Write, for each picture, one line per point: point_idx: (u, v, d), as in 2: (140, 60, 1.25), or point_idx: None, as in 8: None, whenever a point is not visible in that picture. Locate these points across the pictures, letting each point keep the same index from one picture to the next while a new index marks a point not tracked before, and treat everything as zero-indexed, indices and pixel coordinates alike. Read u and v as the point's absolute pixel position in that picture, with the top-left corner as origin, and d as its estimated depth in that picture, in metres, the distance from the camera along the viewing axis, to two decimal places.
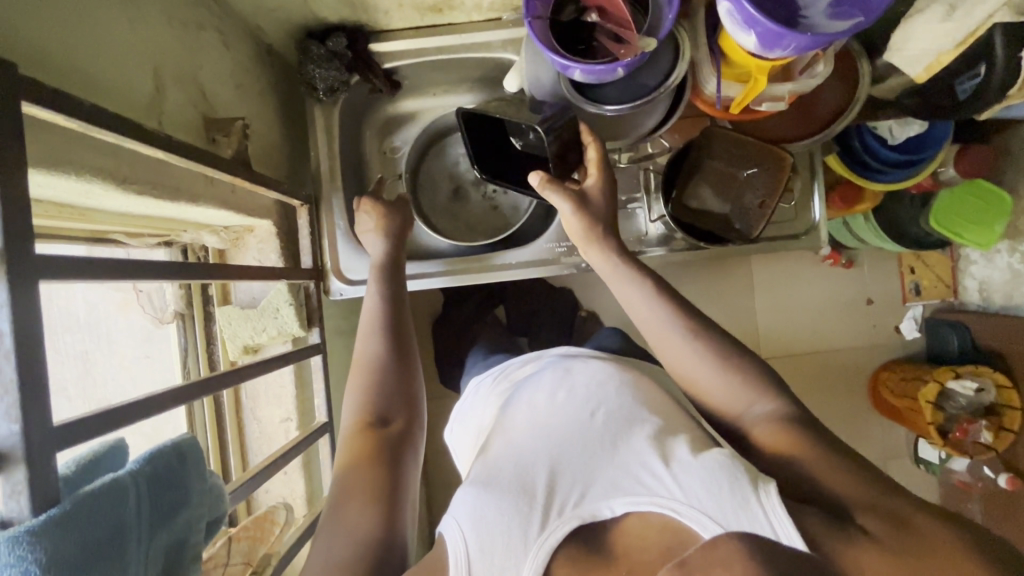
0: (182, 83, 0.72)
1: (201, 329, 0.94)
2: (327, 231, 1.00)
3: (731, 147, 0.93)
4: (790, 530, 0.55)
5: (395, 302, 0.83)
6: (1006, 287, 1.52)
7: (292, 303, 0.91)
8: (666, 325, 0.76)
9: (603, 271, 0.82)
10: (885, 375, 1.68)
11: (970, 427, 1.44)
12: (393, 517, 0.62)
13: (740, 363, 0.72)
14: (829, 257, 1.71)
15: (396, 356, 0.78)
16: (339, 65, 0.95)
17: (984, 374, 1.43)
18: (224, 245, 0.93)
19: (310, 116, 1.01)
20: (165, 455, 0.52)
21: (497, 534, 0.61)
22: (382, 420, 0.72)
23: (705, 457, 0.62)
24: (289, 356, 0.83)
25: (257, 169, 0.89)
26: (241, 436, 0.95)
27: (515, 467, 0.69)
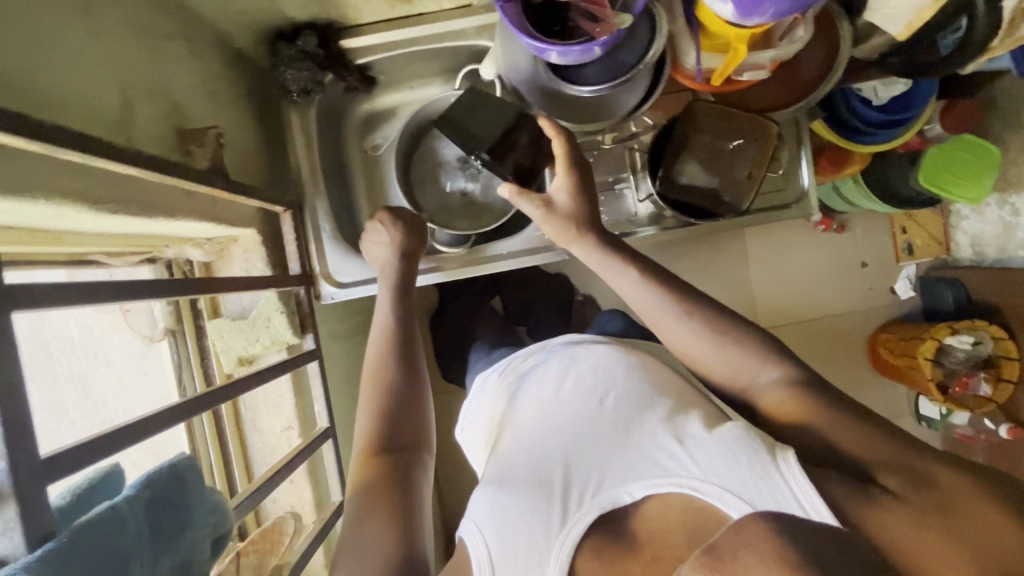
0: (151, 94, 0.70)
1: (194, 344, 0.90)
2: (312, 235, 0.98)
3: (718, 122, 0.92)
4: (818, 503, 0.54)
5: (405, 314, 0.83)
6: (998, 240, 1.54)
7: (284, 311, 0.90)
8: (662, 306, 0.75)
9: (597, 266, 0.80)
10: (883, 337, 1.68)
11: (970, 380, 1.46)
12: (414, 529, 0.63)
13: (741, 339, 0.71)
14: (820, 224, 1.71)
15: (404, 366, 0.79)
16: (312, 64, 0.93)
17: (980, 328, 1.45)
18: (210, 258, 0.91)
19: (286, 119, 0.99)
20: (161, 478, 0.51)
21: (517, 535, 0.62)
22: (396, 435, 0.72)
23: (721, 432, 0.62)
24: (281, 366, 0.83)
25: (237, 179, 0.87)
26: (243, 450, 0.93)
27: (527, 465, 0.69)
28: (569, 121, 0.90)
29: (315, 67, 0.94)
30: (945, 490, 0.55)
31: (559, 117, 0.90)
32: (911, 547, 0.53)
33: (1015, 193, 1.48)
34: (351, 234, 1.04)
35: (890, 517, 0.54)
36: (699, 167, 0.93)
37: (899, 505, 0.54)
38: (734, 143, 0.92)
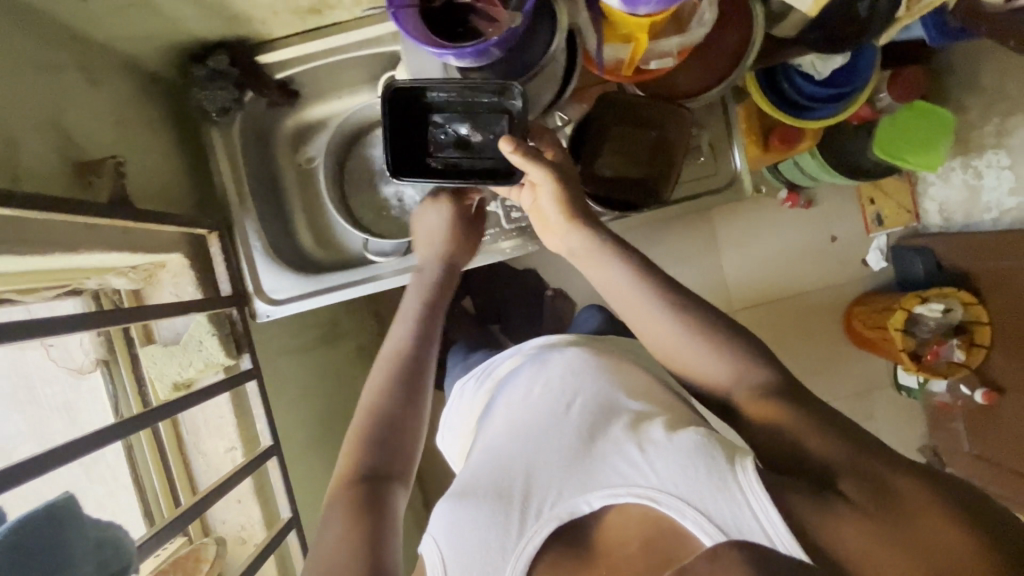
0: (40, 128, 0.70)
1: (128, 372, 0.90)
2: (243, 254, 0.98)
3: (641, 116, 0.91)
4: (771, 510, 0.54)
5: (421, 337, 0.83)
6: (965, 206, 1.53)
7: (215, 333, 0.90)
8: (633, 297, 0.71)
9: (584, 261, 0.76)
10: (859, 309, 1.68)
11: (941, 347, 1.46)
12: (381, 553, 0.63)
13: (686, 331, 0.69)
14: (786, 200, 1.69)
15: (406, 386, 0.78)
16: (226, 83, 0.93)
17: (950, 294, 1.46)
18: (137, 285, 0.90)
19: (208, 139, 0.98)
20: (35, 522, 0.57)
21: (474, 549, 0.62)
22: (379, 459, 0.72)
23: (680, 438, 0.62)
24: (175, 406, 0.80)
25: (138, 203, 0.82)
26: (187, 473, 0.93)
27: (490, 476, 0.69)
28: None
29: (229, 86, 0.93)
30: (901, 497, 0.55)
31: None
32: (861, 555, 0.53)
33: (977, 157, 1.47)
34: (280, 247, 1.04)
35: (846, 526, 0.54)
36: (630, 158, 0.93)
37: (856, 515, 0.54)
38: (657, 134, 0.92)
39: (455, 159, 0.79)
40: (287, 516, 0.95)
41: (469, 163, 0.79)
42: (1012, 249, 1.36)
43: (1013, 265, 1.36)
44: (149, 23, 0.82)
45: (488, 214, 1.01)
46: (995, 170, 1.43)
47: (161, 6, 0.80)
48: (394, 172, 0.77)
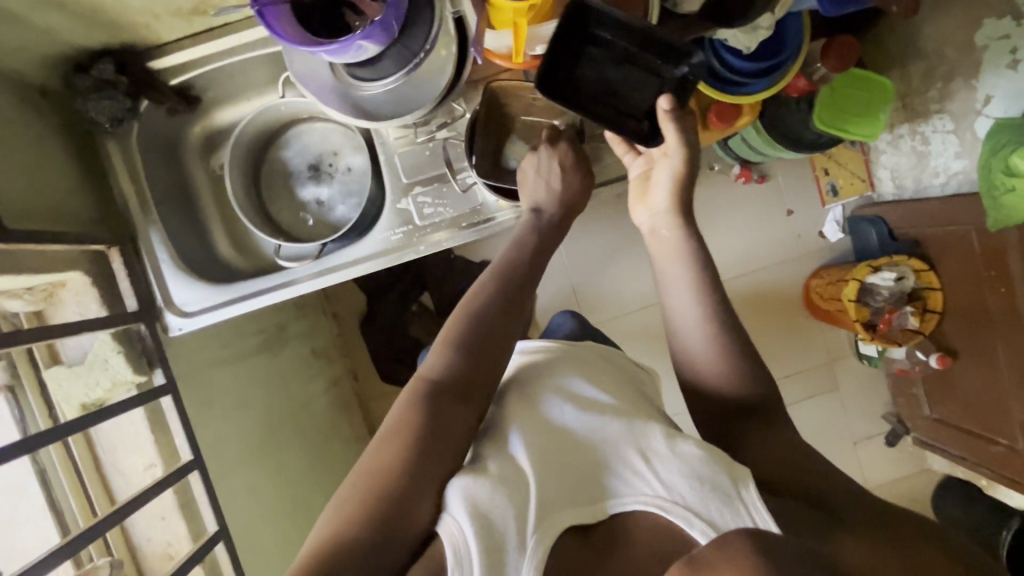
0: None
1: (35, 397, 0.88)
2: (150, 267, 0.97)
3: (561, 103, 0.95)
4: (766, 516, 0.60)
5: (519, 283, 0.80)
6: (914, 171, 1.50)
7: (121, 350, 0.89)
8: (684, 307, 0.78)
9: (662, 246, 0.82)
10: (815, 281, 1.69)
11: (893, 316, 1.47)
12: (411, 501, 0.60)
13: (719, 329, 0.76)
14: (740, 176, 1.68)
15: (490, 325, 0.75)
16: (116, 92, 0.91)
17: (902, 262, 1.47)
18: (36, 306, 0.88)
19: (104, 151, 0.96)
20: None
21: (494, 525, 0.58)
22: (458, 389, 0.70)
23: (682, 452, 0.65)
24: (68, 428, 0.79)
25: (13, 226, 0.79)
26: (106, 492, 0.92)
27: (502, 460, 0.66)
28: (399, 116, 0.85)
29: (120, 96, 0.91)
30: (891, 519, 0.63)
31: (382, 116, 0.86)
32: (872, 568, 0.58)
33: (924, 123, 1.42)
34: (195, 261, 1.02)
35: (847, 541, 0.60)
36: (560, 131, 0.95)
37: (854, 534, 0.61)
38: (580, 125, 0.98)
39: (598, 96, 0.86)
40: (213, 530, 0.94)
41: (613, 101, 0.86)
42: (955, 216, 1.36)
43: (959, 231, 1.36)
44: (16, 35, 0.79)
45: (401, 211, 0.99)
46: (941, 135, 1.38)
47: (27, 17, 0.78)
48: (541, 90, 0.84)
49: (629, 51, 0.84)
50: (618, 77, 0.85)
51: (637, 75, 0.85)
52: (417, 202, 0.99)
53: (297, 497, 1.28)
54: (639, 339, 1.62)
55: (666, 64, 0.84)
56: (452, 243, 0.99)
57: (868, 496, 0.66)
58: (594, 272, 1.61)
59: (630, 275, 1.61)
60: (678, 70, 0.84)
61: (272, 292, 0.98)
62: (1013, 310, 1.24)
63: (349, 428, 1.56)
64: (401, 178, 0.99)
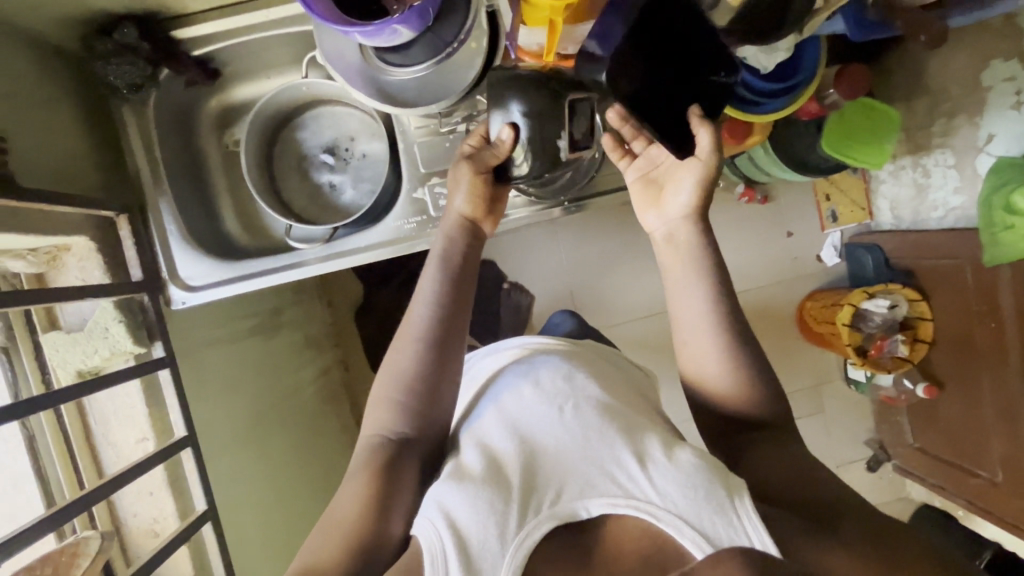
0: None
1: (30, 361, 0.86)
2: (158, 238, 0.95)
3: (531, 90, 0.78)
4: (764, 536, 0.59)
5: (448, 322, 0.80)
6: (913, 204, 1.53)
7: (122, 320, 0.87)
8: (700, 321, 0.78)
9: (680, 252, 0.81)
10: (809, 304, 1.72)
11: (885, 342, 1.48)
12: (380, 529, 0.67)
13: (732, 351, 0.76)
14: (744, 195, 1.69)
15: (429, 363, 0.78)
16: (135, 58, 0.88)
17: (896, 290, 1.49)
18: (39, 268, 0.86)
19: (120, 118, 0.94)
20: None
21: (470, 537, 0.60)
22: (406, 437, 0.76)
23: (680, 461, 0.64)
24: (65, 394, 0.77)
25: (24, 181, 0.78)
26: (95, 465, 0.90)
27: (488, 464, 0.68)
28: (423, 105, 0.84)
29: (140, 61, 0.89)
30: (886, 535, 0.64)
31: (413, 103, 0.85)
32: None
33: (926, 156, 1.44)
34: (205, 235, 1.01)
35: (845, 557, 0.61)
36: (505, 116, 0.80)
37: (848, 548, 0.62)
38: (579, 134, 0.80)
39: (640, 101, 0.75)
40: (202, 508, 0.92)
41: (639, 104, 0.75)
42: (948, 249, 1.39)
43: (953, 265, 1.38)
44: None
45: (417, 201, 0.99)
46: (941, 170, 1.41)
47: None
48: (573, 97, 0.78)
49: (667, 47, 0.75)
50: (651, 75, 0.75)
51: (665, 72, 0.76)
52: (434, 194, 0.98)
53: (283, 484, 1.26)
54: (633, 347, 1.63)
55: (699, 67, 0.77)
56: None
57: (863, 509, 0.67)
58: (594, 279, 1.62)
59: (630, 284, 1.62)
60: (716, 77, 0.78)
61: (281, 274, 0.97)
62: (999, 343, 1.27)
63: (336, 418, 1.55)
64: (419, 168, 0.98)
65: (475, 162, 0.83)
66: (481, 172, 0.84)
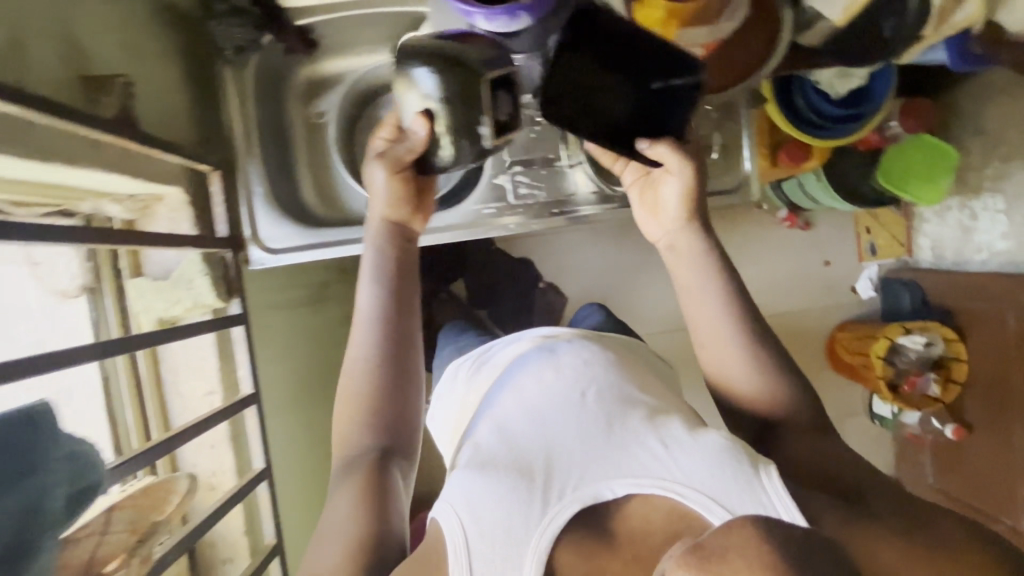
0: (54, 38, 0.66)
1: (114, 304, 0.88)
2: (244, 198, 0.96)
3: (449, 73, 0.65)
4: (792, 510, 0.57)
5: (396, 328, 0.76)
6: (956, 244, 1.53)
7: (207, 273, 0.88)
8: (715, 323, 0.73)
9: (680, 262, 0.75)
10: (842, 334, 1.70)
11: (919, 380, 1.43)
12: (385, 528, 0.64)
13: (758, 352, 0.71)
14: (786, 219, 1.69)
15: (392, 370, 0.74)
16: (244, 21, 0.91)
17: (933, 329, 1.45)
18: (132, 215, 0.88)
19: (220, 79, 0.96)
20: (9, 423, 0.49)
21: (493, 528, 0.60)
22: (386, 447, 0.72)
23: (703, 439, 0.63)
24: (158, 337, 0.76)
25: (147, 128, 0.81)
26: (162, 413, 0.91)
27: (508, 453, 0.67)
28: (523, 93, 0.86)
29: (248, 25, 0.91)
30: None
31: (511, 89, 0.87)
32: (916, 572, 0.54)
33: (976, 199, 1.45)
34: (290, 198, 1.02)
35: None
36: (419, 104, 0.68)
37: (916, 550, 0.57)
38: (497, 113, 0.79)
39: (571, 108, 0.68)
40: (260, 466, 0.93)
41: (593, 115, 0.69)
42: (995, 291, 1.36)
43: (993, 310, 1.37)
44: None
45: (497, 186, 1.00)
46: (990, 214, 1.42)
47: None
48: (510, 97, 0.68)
49: (620, 62, 0.68)
50: (595, 87, 0.68)
51: (611, 86, 0.69)
52: (516, 180, 1.00)
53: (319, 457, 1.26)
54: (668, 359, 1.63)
55: (647, 73, 0.69)
56: (537, 227, 1.02)
57: None
58: (634, 287, 1.63)
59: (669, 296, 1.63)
60: (670, 81, 0.69)
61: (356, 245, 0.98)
62: None
63: None
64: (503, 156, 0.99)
65: (388, 159, 0.75)
66: (398, 171, 0.76)
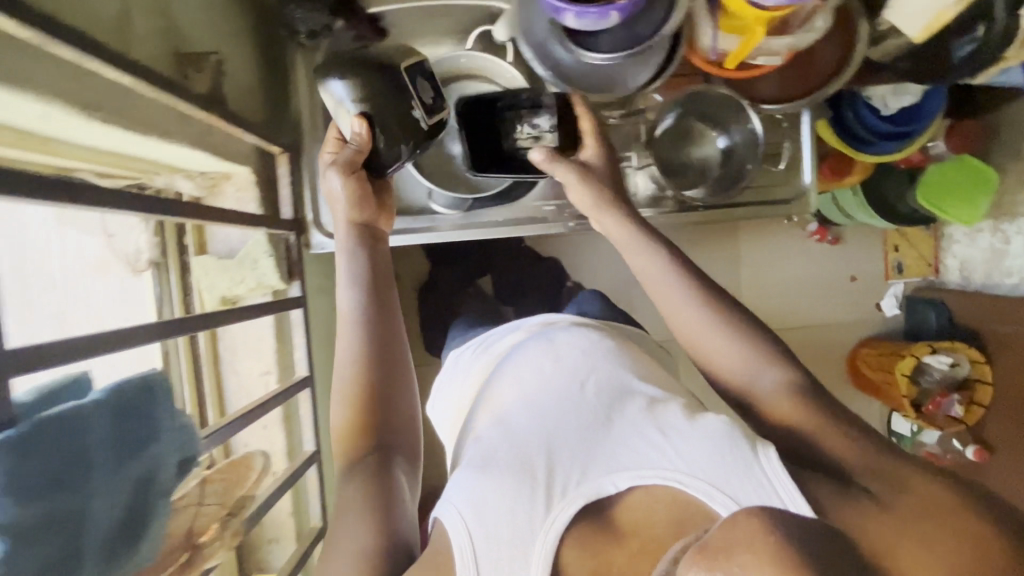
0: (155, 11, 0.66)
1: (178, 280, 0.89)
2: (309, 181, 0.95)
3: (362, 80, 0.75)
4: (797, 498, 0.54)
5: (384, 320, 0.75)
6: (986, 265, 1.51)
7: (272, 255, 0.88)
8: (673, 301, 0.70)
9: (630, 251, 0.73)
10: (865, 349, 1.64)
11: (943, 400, 1.42)
12: (391, 522, 0.62)
13: (729, 322, 0.67)
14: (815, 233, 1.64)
15: (383, 365, 0.73)
16: (323, 6, 0.90)
17: (959, 349, 1.43)
18: (201, 193, 0.88)
19: (290, 62, 0.97)
20: (131, 387, 0.45)
21: (499, 528, 0.58)
22: (387, 441, 0.70)
23: (704, 425, 0.62)
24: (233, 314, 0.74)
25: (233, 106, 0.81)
26: (218, 391, 0.92)
27: (509, 449, 0.65)
28: (597, 93, 0.88)
29: (325, 9, 0.91)
30: None
31: (585, 87, 0.88)
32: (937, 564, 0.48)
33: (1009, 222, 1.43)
34: None
35: None
36: (352, 110, 0.76)
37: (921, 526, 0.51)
38: (429, 100, 0.80)
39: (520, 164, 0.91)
40: (311, 450, 0.93)
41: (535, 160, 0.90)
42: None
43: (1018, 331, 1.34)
44: None
45: (557, 185, 1.00)
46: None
47: None
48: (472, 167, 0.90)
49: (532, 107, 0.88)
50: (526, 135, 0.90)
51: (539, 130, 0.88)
52: None
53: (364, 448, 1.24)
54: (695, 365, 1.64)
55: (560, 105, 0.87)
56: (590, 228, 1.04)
57: None
58: None
59: None
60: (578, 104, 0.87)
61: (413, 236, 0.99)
62: None
63: None
64: None
65: (339, 162, 0.76)
66: (352, 171, 0.76)
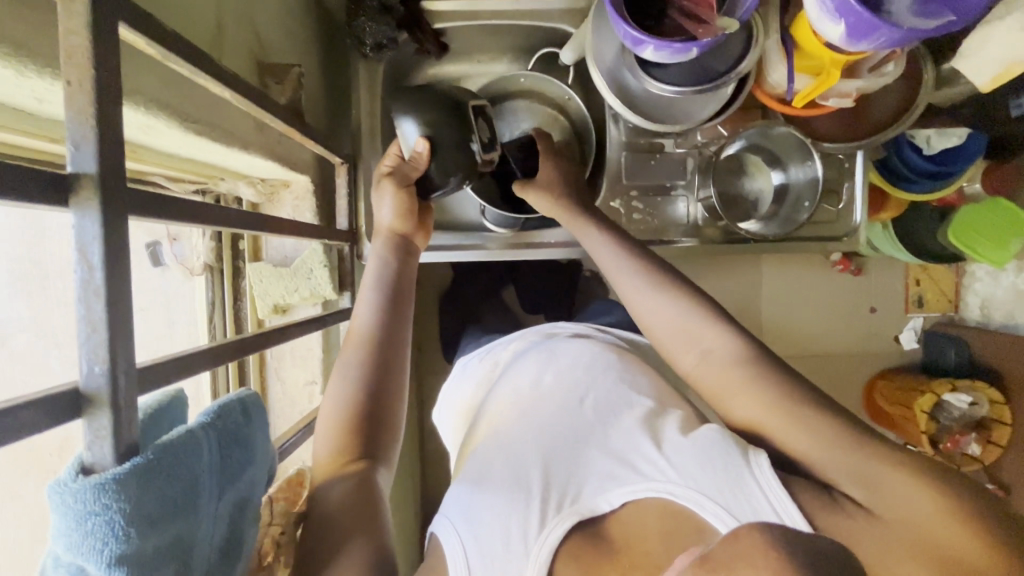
0: (241, 22, 0.65)
1: (230, 285, 0.89)
2: (364, 193, 0.95)
3: (430, 108, 0.73)
4: (794, 514, 0.51)
5: (394, 321, 0.71)
6: (1009, 305, 1.42)
7: (326, 264, 0.89)
8: (632, 287, 0.70)
9: (606, 258, 0.75)
10: (882, 382, 1.53)
11: (961, 439, 1.34)
12: (379, 535, 0.56)
13: (684, 293, 0.67)
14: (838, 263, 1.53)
15: (383, 371, 0.68)
16: (391, 19, 0.90)
17: (980, 388, 1.34)
18: (260, 200, 0.88)
19: (354, 72, 0.97)
20: (230, 411, 0.45)
21: (493, 545, 0.57)
22: (373, 447, 0.64)
23: (698, 436, 0.58)
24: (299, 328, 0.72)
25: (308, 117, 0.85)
26: (263, 397, 0.92)
27: (505, 467, 0.64)
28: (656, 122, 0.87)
29: (393, 23, 0.90)
30: None
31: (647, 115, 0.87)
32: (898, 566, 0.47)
33: None
34: None
35: None
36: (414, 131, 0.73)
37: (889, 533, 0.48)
38: (487, 139, 0.76)
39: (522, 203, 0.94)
40: None
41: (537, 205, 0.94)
42: None
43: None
44: None
45: (610, 210, 1.00)
46: None
47: None
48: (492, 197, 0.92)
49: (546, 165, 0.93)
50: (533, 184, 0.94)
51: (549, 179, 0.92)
52: (631, 205, 1.00)
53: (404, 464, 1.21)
54: None
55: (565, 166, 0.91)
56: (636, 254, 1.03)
57: None
58: None
59: None
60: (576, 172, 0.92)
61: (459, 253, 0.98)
62: None
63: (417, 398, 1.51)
64: (622, 179, 0.99)
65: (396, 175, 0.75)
66: (405, 186, 0.75)
